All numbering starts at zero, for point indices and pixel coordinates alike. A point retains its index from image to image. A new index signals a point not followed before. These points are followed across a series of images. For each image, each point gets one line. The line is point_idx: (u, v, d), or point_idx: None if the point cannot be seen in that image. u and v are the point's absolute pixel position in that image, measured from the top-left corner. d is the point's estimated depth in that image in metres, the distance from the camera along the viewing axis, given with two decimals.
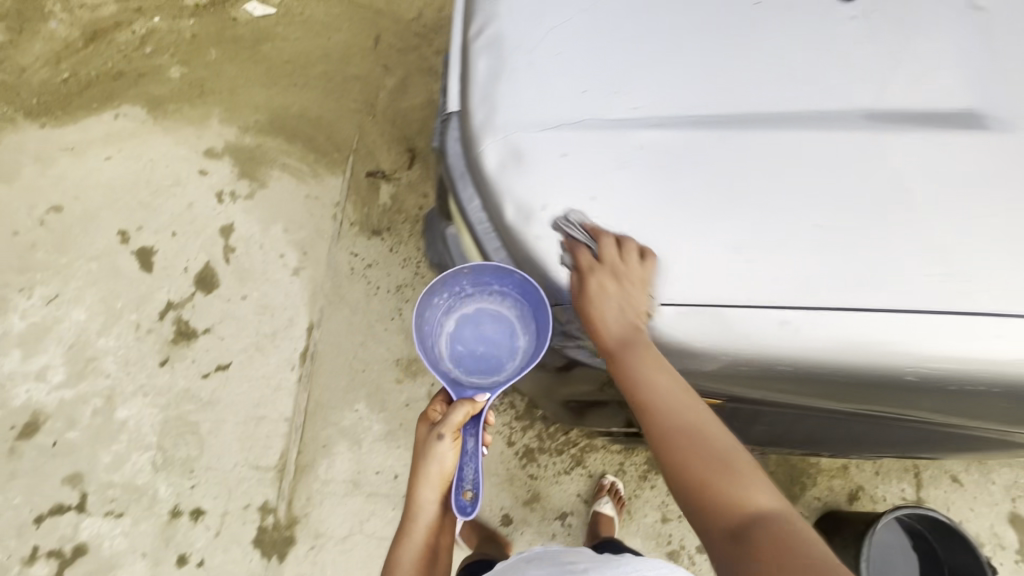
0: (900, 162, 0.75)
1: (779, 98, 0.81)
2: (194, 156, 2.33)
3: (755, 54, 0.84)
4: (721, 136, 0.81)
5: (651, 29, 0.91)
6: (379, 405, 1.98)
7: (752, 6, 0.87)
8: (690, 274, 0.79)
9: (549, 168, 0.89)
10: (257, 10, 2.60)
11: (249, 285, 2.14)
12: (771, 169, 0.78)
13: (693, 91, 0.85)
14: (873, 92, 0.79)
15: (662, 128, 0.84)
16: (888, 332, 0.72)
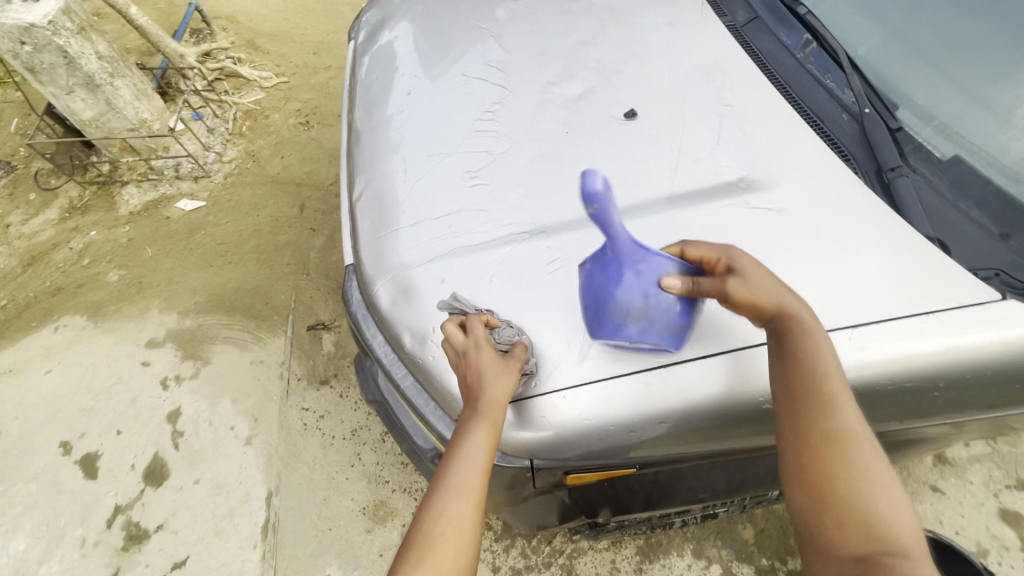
0: (700, 232, 1.01)
1: (604, 202, 1.07)
2: (135, 351, 2.38)
3: (577, 172, 1.11)
4: (565, 242, 1.04)
5: (495, 168, 1.16)
6: (351, 563, 1.86)
7: (566, 137, 1.17)
8: (572, 363, 0.94)
9: (431, 296, 1.03)
10: (189, 204, 2.87)
11: (201, 467, 2.08)
12: (608, 261, 1.01)
13: (538, 210, 1.08)
14: (667, 182, 1.07)
15: (516, 245, 1.04)
16: (730, 372, 0.93)
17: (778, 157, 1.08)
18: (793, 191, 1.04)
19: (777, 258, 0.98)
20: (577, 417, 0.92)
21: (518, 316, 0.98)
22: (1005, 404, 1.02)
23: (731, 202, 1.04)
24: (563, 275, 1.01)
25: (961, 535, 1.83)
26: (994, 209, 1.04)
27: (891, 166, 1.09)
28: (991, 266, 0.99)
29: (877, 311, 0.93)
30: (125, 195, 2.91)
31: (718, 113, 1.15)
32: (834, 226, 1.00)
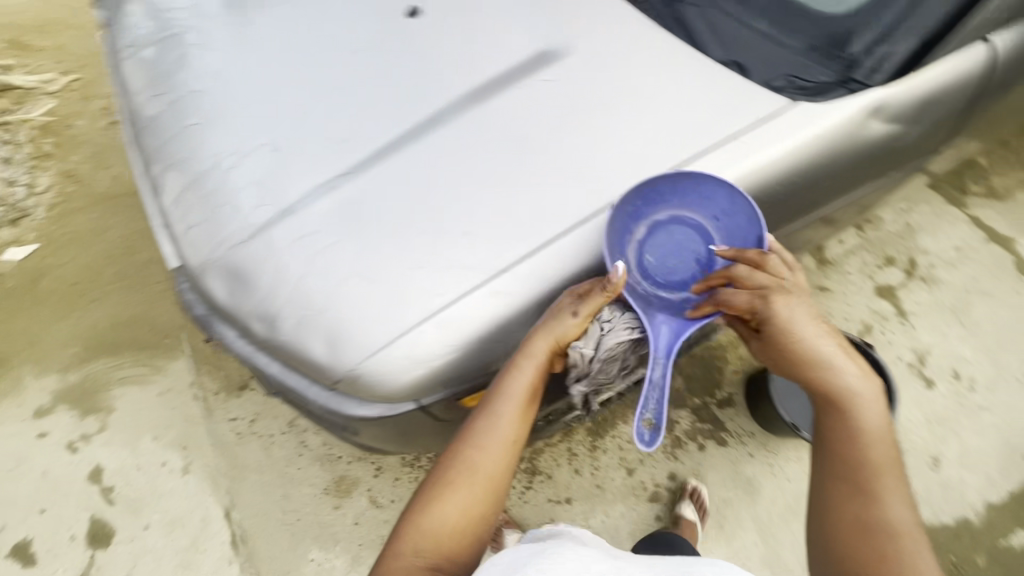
0: (512, 120, 0.98)
1: (412, 117, 1.00)
2: (23, 425, 2.15)
3: (378, 93, 1.02)
4: (386, 170, 0.96)
5: (293, 114, 1.04)
6: (331, 541, 1.90)
7: (355, 58, 1.06)
8: (429, 290, 0.90)
9: (268, 273, 0.95)
10: (19, 251, 2.49)
11: (147, 512, 2.00)
12: (434, 175, 0.95)
13: (349, 145, 0.99)
14: (467, 77, 1.02)
15: (338, 189, 0.96)
16: (578, 248, 0.93)
17: (567, 23, 1.06)
18: (586, 54, 1.03)
19: (591, 125, 0.98)
20: (446, 345, 0.89)
21: (362, 261, 0.92)
22: (820, 200, 1.12)
23: (532, 82, 1.01)
24: (393, 206, 0.94)
25: (848, 320, 2.06)
26: (776, 18, 1.10)
27: None
28: (783, 73, 1.05)
29: (684, 150, 0.98)
30: None
31: None
32: (634, 81, 1.01)
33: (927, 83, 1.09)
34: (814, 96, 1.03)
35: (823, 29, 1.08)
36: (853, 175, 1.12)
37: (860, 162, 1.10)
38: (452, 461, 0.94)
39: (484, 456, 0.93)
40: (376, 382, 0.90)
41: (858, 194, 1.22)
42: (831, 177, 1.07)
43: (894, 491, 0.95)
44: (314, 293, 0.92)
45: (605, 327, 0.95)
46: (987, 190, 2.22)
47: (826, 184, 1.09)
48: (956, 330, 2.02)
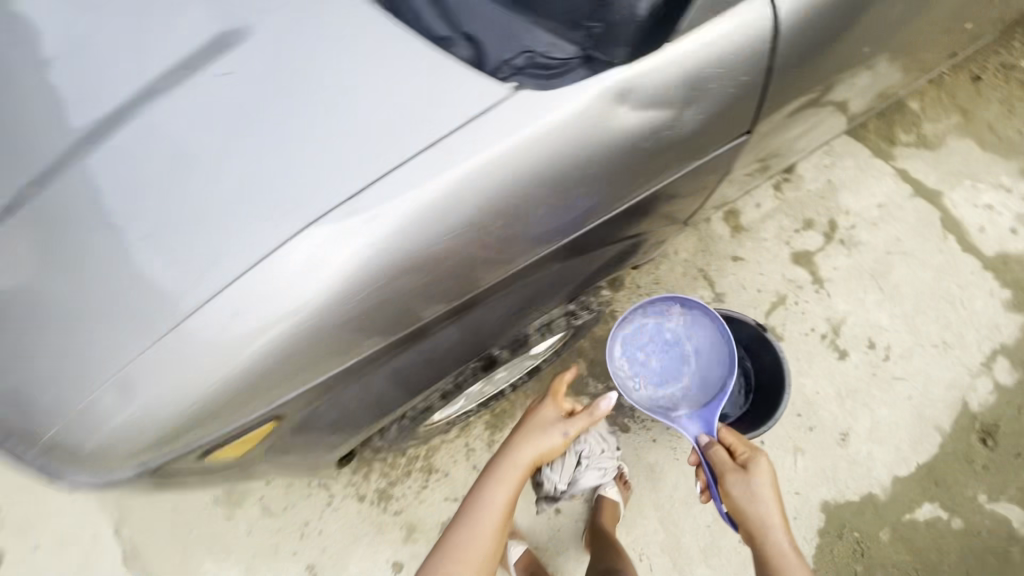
0: (221, 140, 0.85)
1: (115, 155, 0.88)
2: None
3: (93, 131, 0.91)
4: (92, 208, 0.87)
5: (19, 156, 0.93)
6: (223, 552, 1.84)
7: (77, 104, 0.94)
8: (117, 344, 0.80)
9: None
10: None
11: (36, 531, 1.92)
12: (132, 216, 0.85)
13: (51, 187, 0.89)
14: (182, 98, 0.90)
15: (43, 231, 0.87)
16: (287, 281, 0.79)
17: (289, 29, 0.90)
18: (306, 59, 0.88)
19: (307, 139, 0.83)
20: (155, 394, 0.79)
21: (63, 316, 0.83)
22: (558, 229, 0.91)
23: (263, 100, 0.86)
24: (96, 245, 0.84)
25: (762, 291, 1.93)
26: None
27: None
28: (507, 43, 0.87)
29: (393, 157, 0.80)
30: None
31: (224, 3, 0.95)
32: (354, 84, 0.85)
33: (628, 71, 0.82)
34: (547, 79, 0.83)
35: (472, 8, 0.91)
36: (593, 190, 0.89)
37: (566, 179, 0.84)
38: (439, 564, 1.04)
39: (463, 564, 1.03)
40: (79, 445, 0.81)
41: (630, 220, 1.07)
42: (530, 195, 0.83)
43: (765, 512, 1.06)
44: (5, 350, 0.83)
45: (581, 460, 1.49)
46: (918, 139, 2.05)
47: (555, 207, 0.87)
48: (875, 296, 1.89)
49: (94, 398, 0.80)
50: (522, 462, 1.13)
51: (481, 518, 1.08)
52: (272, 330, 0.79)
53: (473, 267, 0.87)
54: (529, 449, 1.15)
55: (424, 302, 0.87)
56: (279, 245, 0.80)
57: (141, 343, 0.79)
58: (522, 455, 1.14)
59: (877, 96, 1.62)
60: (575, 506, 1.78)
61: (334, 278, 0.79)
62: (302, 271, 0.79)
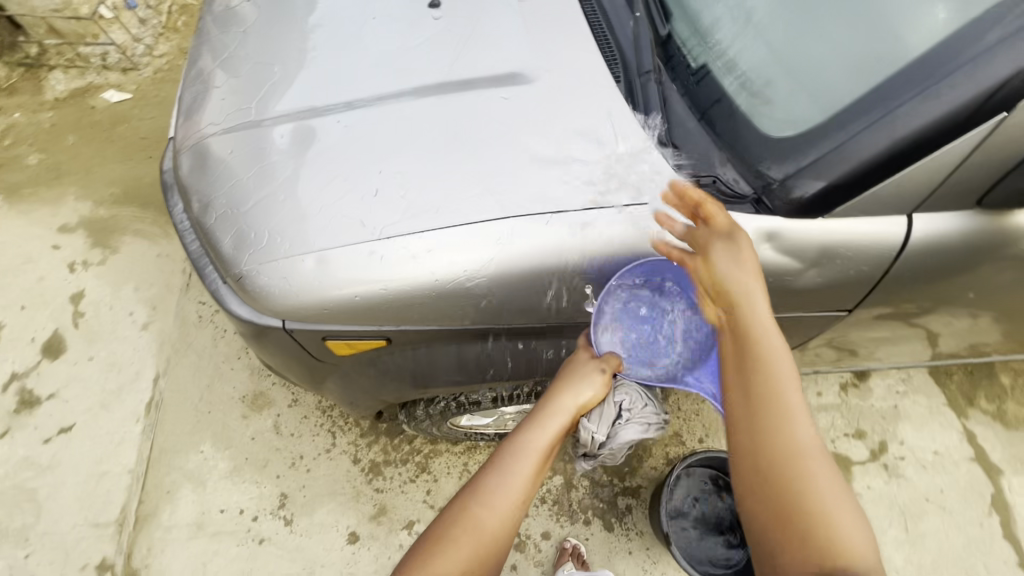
0: (445, 116, 0.95)
1: (362, 91, 1.03)
2: (48, 234, 2.43)
3: (356, 67, 1.07)
4: (324, 120, 1.02)
5: (299, 57, 1.13)
6: (224, 443, 2.00)
7: (357, 40, 1.11)
8: (288, 234, 0.95)
9: (214, 163, 1.08)
10: (115, 96, 2.80)
11: (97, 345, 2.18)
12: (346, 140, 0.98)
13: (310, 94, 1.07)
14: (434, 70, 1.01)
15: (285, 122, 1.05)
16: (430, 257, 0.88)
17: (551, 49, 0.98)
18: (550, 80, 0.94)
19: (513, 149, 0.90)
20: (294, 283, 0.94)
21: (265, 190, 1.00)
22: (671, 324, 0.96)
23: (494, 99, 0.95)
24: (314, 150, 1.00)
25: None
26: (645, 48, 0.96)
27: (645, 70, 0.95)
28: (711, 165, 0.87)
29: (572, 200, 0.86)
30: (51, 80, 2.84)
31: (511, 7, 1.05)
32: (576, 122, 0.91)
33: (810, 224, 0.81)
34: (728, 206, 0.83)
35: (697, 86, 0.91)
36: None
37: None
38: (464, 506, 0.79)
39: (494, 513, 0.78)
40: (235, 290, 1.02)
41: None
42: None
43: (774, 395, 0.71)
44: (221, 192, 1.05)
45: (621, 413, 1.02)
46: (997, 411, 2.07)
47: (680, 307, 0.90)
48: (897, 534, 1.87)
49: (253, 265, 0.97)
50: (565, 409, 0.89)
51: (519, 465, 0.83)
52: (388, 285, 0.90)
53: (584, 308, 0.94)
54: (565, 393, 0.90)
55: (524, 322, 0.96)
56: (439, 225, 0.88)
57: (302, 244, 0.94)
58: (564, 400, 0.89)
59: (968, 347, 1.72)
60: (529, 571, 1.80)
61: (463, 270, 0.87)
62: (444, 254, 0.87)
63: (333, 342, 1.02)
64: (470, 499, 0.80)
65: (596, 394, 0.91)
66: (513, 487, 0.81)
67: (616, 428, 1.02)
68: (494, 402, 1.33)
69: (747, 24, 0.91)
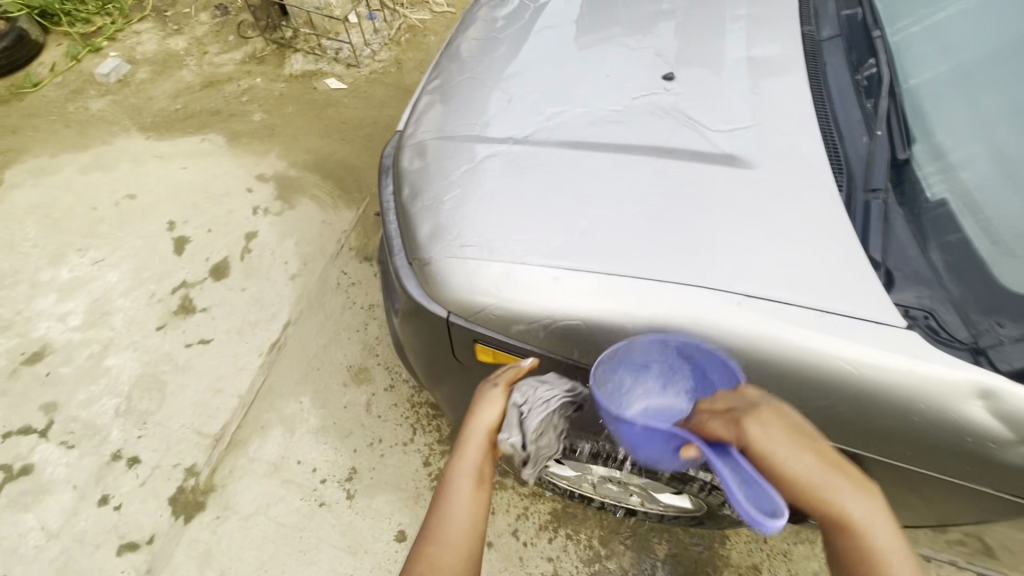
0: (658, 175, 1.01)
1: (583, 134, 1.13)
2: (247, 178, 2.86)
3: (581, 113, 1.17)
4: (542, 150, 1.12)
5: (532, 93, 1.27)
6: (321, 401, 2.15)
7: (588, 91, 1.22)
8: (482, 237, 1.04)
9: (432, 161, 1.23)
10: (334, 83, 3.27)
11: (251, 280, 2.49)
12: (558, 172, 1.07)
13: (535, 125, 1.19)
14: (656, 134, 1.08)
15: (506, 144, 1.17)
16: (609, 296, 0.92)
17: (776, 144, 1.00)
18: (769, 172, 0.96)
19: (718, 222, 0.92)
20: (475, 281, 1.02)
21: (472, 195, 1.11)
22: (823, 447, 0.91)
23: (708, 174, 0.98)
24: (527, 173, 1.09)
25: None
26: (878, 166, 0.95)
27: (874, 185, 0.93)
28: (927, 299, 0.82)
29: (765, 287, 0.86)
30: (292, 60, 3.40)
31: (744, 96, 1.09)
32: (791, 215, 0.91)
33: None
34: (940, 347, 0.79)
35: (929, 218, 0.88)
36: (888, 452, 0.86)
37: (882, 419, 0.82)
38: (416, 557, 0.77)
39: (451, 551, 0.77)
40: (416, 271, 1.13)
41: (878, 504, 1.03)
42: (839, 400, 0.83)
43: (845, 492, 0.69)
44: (433, 186, 1.18)
45: (521, 410, 0.95)
46: None
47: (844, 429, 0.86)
48: None
49: (442, 255, 1.07)
50: (478, 433, 0.89)
51: (454, 496, 0.82)
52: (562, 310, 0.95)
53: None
54: (476, 418, 0.91)
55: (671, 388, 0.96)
56: (626, 271, 0.93)
57: (493, 249, 1.02)
58: (478, 424, 0.90)
59: None
60: None
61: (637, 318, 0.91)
62: (623, 298, 0.91)
63: (480, 347, 1.09)
64: (423, 544, 0.78)
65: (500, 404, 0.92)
66: (457, 516, 0.81)
67: (522, 424, 0.93)
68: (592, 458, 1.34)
69: (1004, 174, 0.87)
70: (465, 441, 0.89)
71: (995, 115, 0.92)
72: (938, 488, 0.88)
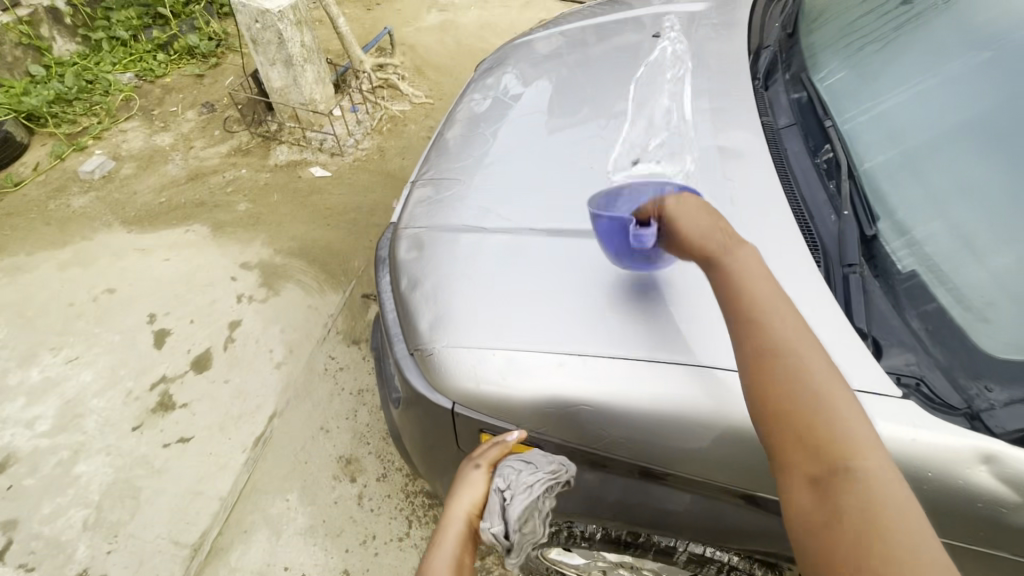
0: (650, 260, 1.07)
1: (574, 223, 1.20)
2: (231, 266, 2.87)
3: (570, 202, 1.25)
4: (537, 239, 1.18)
5: (519, 183, 1.34)
6: (309, 497, 2.04)
7: (574, 180, 1.30)
8: (484, 326, 1.06)
9: (429, 251, 1.26)
10: (318, 172, 3.39)
11: (235, 371, 2.42)
12: (555, 261, 1.13)
13: (526, 214, 1.25)
14: None
15: (500, 233, 1.22)
16: (618, 382, 0.96)
17: (754, 225, 1.07)
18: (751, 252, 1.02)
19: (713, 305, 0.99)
20: (480, 371, 1.02)
21: (471, 284, 1.14)
22: None
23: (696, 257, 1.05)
24: (524, 262, 1.14)
25: None
26: (851, 242, 1.02)
27: (850, 260, 1.00)
28: (919, 367, 0.86)
29: None
30: (277, 151, 3.53)
31: (719, 181, 1.18)
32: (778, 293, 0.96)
33: None
34: (939, 414, 0.82)
35: (904, 289, 0.94)
36: None
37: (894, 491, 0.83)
38: None
39: None
40: (417, 362, 1.13)
41: None
42: None
43: (850, 422, 0.65)
44: (431, 277, 1.20)
45: (505, 495, 0.88)
46: None
47: None
48: None
49: (443, 345, 1.08)
50: (459, 517, 0.84)
51: None
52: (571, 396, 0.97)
53: (746, 469, 0.95)
54: (460, 500, 0.87)
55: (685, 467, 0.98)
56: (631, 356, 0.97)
57: (496, 338, 1.04)
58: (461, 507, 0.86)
59: None
60: None
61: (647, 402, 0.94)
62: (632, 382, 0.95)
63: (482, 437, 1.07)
64: None
65: (483, 486, 0.89)
66: None
67: (505, 511, 0.85)
68: (605, 544, 1.28)
69: (963, 244, 0.95)
70: (446, 522, 0.84)
71: (945, 191, 1.02)
72: (960, 563, 0.87)
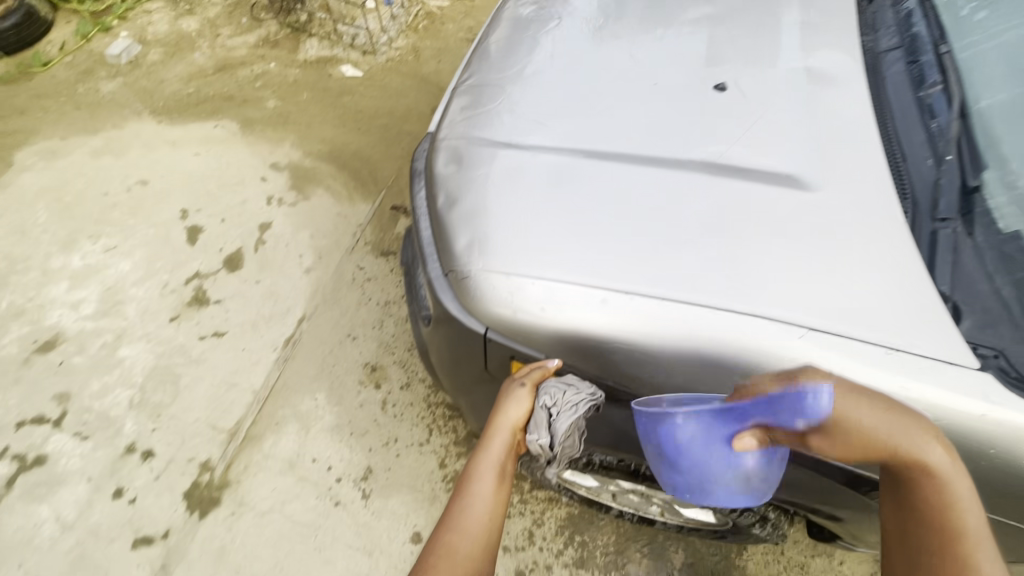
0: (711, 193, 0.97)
1: (629, 144, 1.08)
2: (260, 167, 2.81)
3: (626, 120, 1.13)
4: (587, 161, 1.08)
5: (571, 96, 1.21)
6: (336, 398, 2.13)
7: (633, 96, 1.17)
8: (524, 252, 1.01)
9: (468, 166, 1.18)
10: (350, 71, 3.20)
11: (265, 273, 2.45)
12: (605, 185, 1.03)
13: (577, 132, 1.14)
14: (707, 149, 1.03)
15: (547, 151, 1.13)
16: (662, 321, 0.89)
17: (836, 165, 0.95)
18: (828, 194, 0.92)
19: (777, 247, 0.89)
20: (517, 299, 0.98)
21: (513, 205, 1.07)
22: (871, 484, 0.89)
23: (764, 195, 0.94)
24: (571, 185, 1.05)
25: None
26: (945, 193, 0.91)
27: (942, 213, 0.89)
28: (999, 338, 0.79)
29: (827, 318, 0.83)
30: (307, 45, 3.33)
31: (800, 110, 1.05)
32: (854, 241, 0.87)
33: None
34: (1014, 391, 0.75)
35: (1000, 253, 0.85)
36: None
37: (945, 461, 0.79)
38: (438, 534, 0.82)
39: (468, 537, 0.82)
40: (452, 284, 1.09)
41: None
42: None
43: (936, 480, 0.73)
44: (470, 194, 1.13)
45: (550, 414, 0.93)
46: None
47: None
48: None
49: (480, 268, 1.03)
50: (503, 433, 0.93)
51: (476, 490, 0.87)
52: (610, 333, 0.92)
53: None
54: (504, 418, 0.93)
55: None
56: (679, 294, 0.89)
57: (536, 266, 0.98)
58: (505, 424, 0.93)
59: None
60: None
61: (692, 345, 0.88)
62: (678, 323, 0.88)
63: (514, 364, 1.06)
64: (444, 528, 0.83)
65: (527, 404, 0.93)
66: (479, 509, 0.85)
67: (551, 426, 0.93)
68: (622, 473, 1.31)
69: None
70: (493, 432, 0.93)
71: None
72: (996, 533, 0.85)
